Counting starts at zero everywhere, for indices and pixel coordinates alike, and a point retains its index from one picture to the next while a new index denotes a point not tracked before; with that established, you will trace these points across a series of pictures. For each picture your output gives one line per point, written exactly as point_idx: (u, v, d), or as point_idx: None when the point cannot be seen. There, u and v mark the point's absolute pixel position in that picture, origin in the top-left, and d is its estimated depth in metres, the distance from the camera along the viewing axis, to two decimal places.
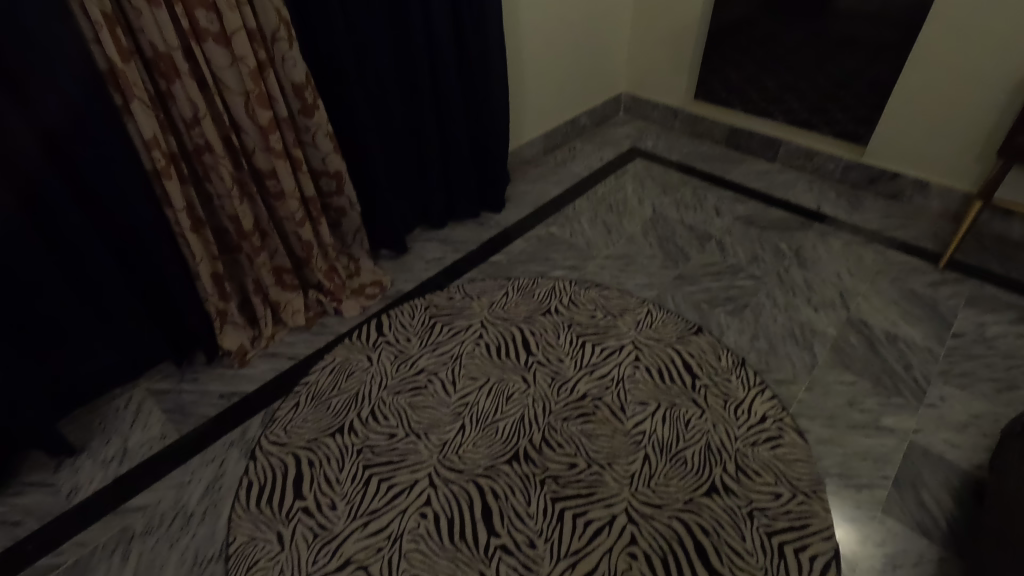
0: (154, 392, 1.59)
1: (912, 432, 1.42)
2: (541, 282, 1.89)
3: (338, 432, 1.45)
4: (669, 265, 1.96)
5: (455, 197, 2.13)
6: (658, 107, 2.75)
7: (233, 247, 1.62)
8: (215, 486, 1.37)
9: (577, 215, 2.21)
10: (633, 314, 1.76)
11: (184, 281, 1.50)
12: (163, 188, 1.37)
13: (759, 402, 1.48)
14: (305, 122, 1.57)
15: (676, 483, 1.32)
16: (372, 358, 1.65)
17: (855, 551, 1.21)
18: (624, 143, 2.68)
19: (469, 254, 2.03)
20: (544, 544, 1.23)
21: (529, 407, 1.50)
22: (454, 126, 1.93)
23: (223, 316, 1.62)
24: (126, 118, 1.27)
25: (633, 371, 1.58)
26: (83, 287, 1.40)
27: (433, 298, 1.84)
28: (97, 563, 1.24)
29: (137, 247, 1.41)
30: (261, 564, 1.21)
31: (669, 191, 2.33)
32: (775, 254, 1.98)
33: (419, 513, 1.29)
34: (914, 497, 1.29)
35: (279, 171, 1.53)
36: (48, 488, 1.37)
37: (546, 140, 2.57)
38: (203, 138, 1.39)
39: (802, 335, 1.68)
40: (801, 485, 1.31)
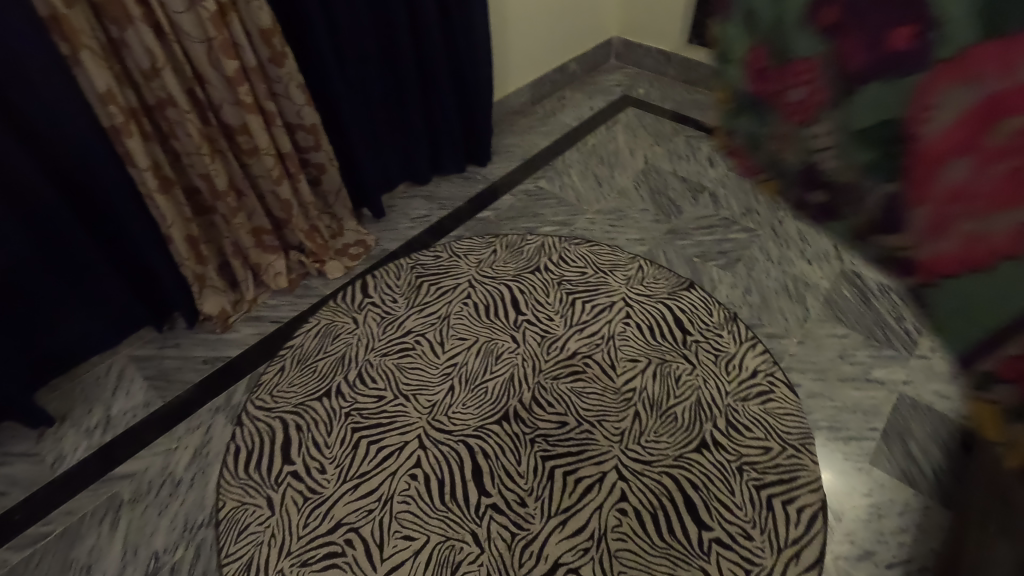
0: (136, 358, 1.56)
1: (901, 384, 1.41)
2: (529, 239, 1.84)
3: (326, 396, 1.43)
4: (661, 219, 1.91)
5: (441, 150, 2.05)
6: (650, 53, 2.63)
7: (207, 208, 1.55)
8: (202, 452, 1.35)
9: (566, 168, 2.14)
10: (624, 269, 1.72)
11: (157, 244, 1.44)
12: (125, 147, 1.29)
13: (750, 357, 1.47)
14: (275, 71, 1.48)
15: (666, 440, 1.32)
16: (358, 320, 1.61)
17: (842, 501, 1.22)
18: (615, 90, 2.57)
19: (456, 211, 1.97)
20: (534, 502, 1.23)
21: (518, 367, 1.48)
22: (435, 74, 1.83)
23: (201, 279, 1.57)
24: (76, 70, 1.18)
25: (623, 327, 1.56)
26: (52, 250, 1.34)
27: (420, 257, 1.79)
28: (86, 531, 1.23)
29: (104, 208, 1.35)
30: (251, 529, 1.21)
31: (661, 141, 2.25)
32: (769, 206, 1.93)
33: (409, 474, 1.28)
34: (902, 448, 1.30)
35: (250, 127, 1.45)
36: (32, 458, 1.36)
37: (534, 89, 2.46)
38: (164, 90, 1.30)
39: (795, 288, 1.65)
40: (791, 439, 1.31)
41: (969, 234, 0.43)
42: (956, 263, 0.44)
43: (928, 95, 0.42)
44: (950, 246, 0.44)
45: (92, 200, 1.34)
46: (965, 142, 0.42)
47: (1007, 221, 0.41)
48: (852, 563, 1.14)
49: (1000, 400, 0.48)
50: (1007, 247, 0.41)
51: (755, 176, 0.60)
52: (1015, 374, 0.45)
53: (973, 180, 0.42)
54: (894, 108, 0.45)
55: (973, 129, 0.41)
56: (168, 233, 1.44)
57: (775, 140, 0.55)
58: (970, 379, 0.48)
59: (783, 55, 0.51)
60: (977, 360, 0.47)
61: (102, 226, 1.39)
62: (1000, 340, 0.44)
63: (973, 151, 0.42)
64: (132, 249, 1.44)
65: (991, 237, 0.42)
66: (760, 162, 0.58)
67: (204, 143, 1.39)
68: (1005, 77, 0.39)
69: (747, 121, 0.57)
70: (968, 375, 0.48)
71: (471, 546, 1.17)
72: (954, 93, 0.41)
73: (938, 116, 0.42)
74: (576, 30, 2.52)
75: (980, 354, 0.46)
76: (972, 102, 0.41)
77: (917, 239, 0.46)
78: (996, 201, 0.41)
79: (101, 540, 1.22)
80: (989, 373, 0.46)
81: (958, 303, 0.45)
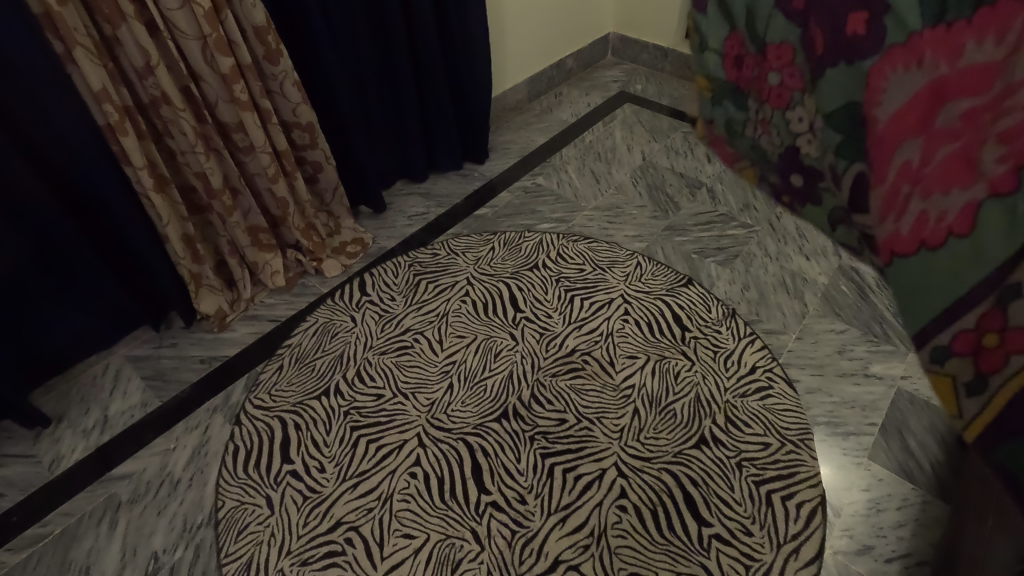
0: (132, 358, 1.55)
1: (899, 378, 1.42)
2: (527, 236, 1.83)
3: (324, 394, 1.43)
4: (659, 215, 1.91)
5: (438, 147, 2.04)
6: (647, 49, 2.63)
7: (203, 207, 1.55)
8: (200, 452, 1.35)
9: (564, 165, 2.13)
10: (622, 266, 1.72)
11: (153, 243, 1.43)
12: (119, 145, 1.28)
13: (749, 353, 1.47)
14: (270, 69, 1.46)
15: (665, 436, 1.32)
16: (356, 318, 1.61)
17: (841, 497, 1.23)
18: (612, 86, 2.56)
19: (453, 208, 1.97)
20: (534, 500, 1.23)
21: (517, 364, 1.48)
22: (432, 71, 1.82)
23: (198, 279, 1.56)
24: (69, 67, 1.18)
25: (622, 324, 1.56)
26: (46, 250, 1.33)
27: (417, 254, 1.79)
28: (84, 532, 1.23)
29: (98, 206, 1.34)
30: (251, 528, 1.21)
31: (659, 137, 2.24)
32: (767, 201, 1.93)
33: (408, 472, 1.28)
34: (900, 443, 1.30)
35: (245, 125, 1.44)
36: (29, 460, 1.35)
37: (531, 86, 2.46)
38: (158, 89, 1.29)
39: (793, 284, 1.65)
40: (790, 435, 1.31)
41: (920, 212, 0.52)
42: (909, 242, 0.53)
43: (881, 81, 0.56)
44: (905, 224, 0.53)
45: (86, 199, 1.33)
46: (917, 125, 0.53)
47: (954, 199, 0.50)
48: (851, 557, 1.15)
49: (957, 374, 0.50)
50: (956, 225, 0.49)
51: (732, 162, 0.91)
52: (971, 348, 0.49)
53: (922, 159, 0.52)
54: (855, 94, 0.59)
55: (920, 114, 0.53)
56: (164, 233, 1.43)
57: (756, 128, 0.82)
58: (928, 354, 0.53)
59: (763, 52, 0.73)
60: (931, 335, 0.52)
61: (97, 225, 1.38)
62: (963, 309, 0.48)
63: (923, 133, 0.52)
64: (127, 248, 1.43)
65: (937, 216, 0.51)
66: (739, 150, 0.87)
67: (199, 141, 1.38)
68: (945, 68, 0.51)
69: (726, 116, 0.85)
70: (926, 352, 0.53)
71: (472, 544, 1.17)
72: (902, 79, 0.54)
73: (889, 100, 0.55)
74: (573, 25, 2.51)
75: (937, 329, 0.51)
76: (917, 89, 0.53)
77: (880, 214, 0.56)
78: (943, 180, 0.51)
79: (99, 541, 1.22)
80: (944, 348, 0.51)
81: (914, 275, 0.53)
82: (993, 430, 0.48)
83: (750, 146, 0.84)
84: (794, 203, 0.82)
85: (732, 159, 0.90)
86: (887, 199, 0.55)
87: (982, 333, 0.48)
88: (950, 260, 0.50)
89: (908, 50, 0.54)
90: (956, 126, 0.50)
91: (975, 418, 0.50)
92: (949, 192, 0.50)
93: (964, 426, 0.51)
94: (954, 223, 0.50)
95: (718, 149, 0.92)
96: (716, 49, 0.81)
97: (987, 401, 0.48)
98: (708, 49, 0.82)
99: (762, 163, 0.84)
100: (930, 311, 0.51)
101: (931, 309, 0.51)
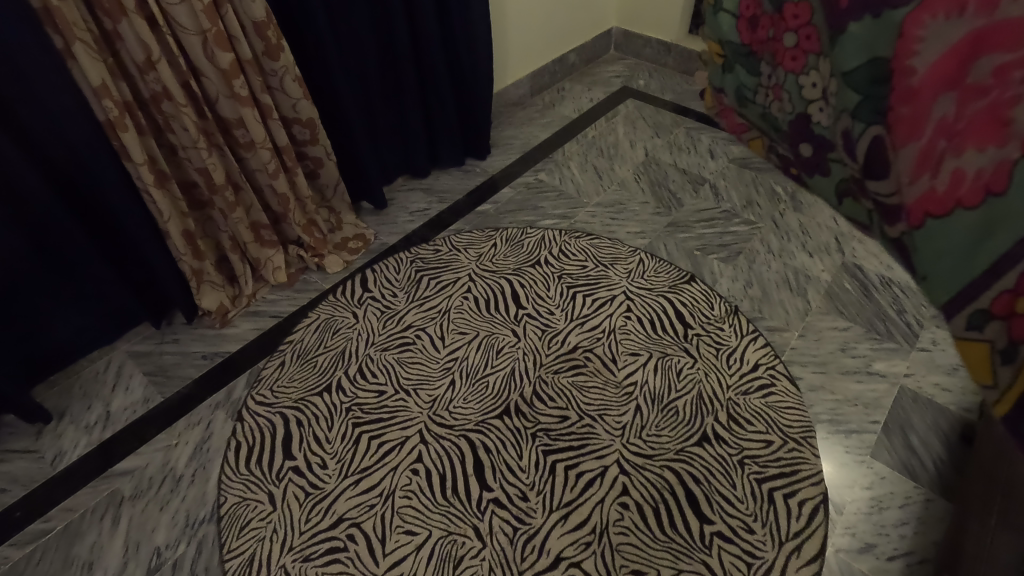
0: (135, 354, 1.55)
1: (902, 376, 1.41)
2: (529, 232, 1.83)
3: (326, 391, 1.43)
4: (661, 212, 1.90)
5: (439, 143, 2.03)
6: (650, 44, 2.61)
7: (204, 202, 1.54)
8: (202, 448, 1.35)
9: (566, 160, 2.13)
10: (625, 263, 1.72)
11: (154, 239, 1.43)
12: (119, 141, 1.28)
13: (751, 350, 1.47)
14: (271, 64, 1.46)
15: (667, 433, 1.32)
16: (357, 314, 1.60)
17: (843, 495, 1.23)
18: (614, 82, 2.55)
19: (455, 204, 1.96)
20: (535, 496, 1.23)
21: (519, 361, 1.48)
22: (433, 66, 1.82)
23: (199, 275, 1.56)
24: (69, 63, 1.17)
25: (624, 321, 1.56)
26: (47, 246, 1.33)
27: (419, 251, 1.78)
28: (87, 528, 1.23)
29: (98, 201, 1.34)
30: (253, 524, 1.21)
31: (662, 132, 2.23)
32: (770, 197, 1.92)
33: (410, 469, 1.28)
34: (903, 441, 1.30)
35: (246, 120, 1.43)
36: (31, 455, 1.35)
37: (533, 81, 2.44)
38: (159, 84, 1.28)
39: (796, 281, 1.64)
40: (792, 432, 1.31)
41: (955, 169, 0.47)
42: (945, 200, 0.48)
43: (916, 32, 0.49)
44: (940, 182, 0.48)
45: (87, 194, 1.32)
46: (950, 79, 0.47)
47: (988, 156, 0.45)
48: (853, 555, 1.15)
49: (993, 340, 0.47)
50: (993, 182, 0.45)
51: (742, 133, 0.81)
52: (1006, 311, 0.45)
53: (957, 113, 0.47)
54: (882, 49, 0.52)
55: (956, 68, 0.47)
56: (165, 229, 1.43)
57: (767, 95, 0.72)
58: (962, 322, 0.49)
59: (778, 11, 0.65)
60: (965, 299, 0.48)
61: (98, 221, 1.38)
62: (992, 276, 0.45)
63: (957, 87, 0.47)
64: (128, 244, 1.43)
65: (974, 172, 0.46)
66: (749, 119, 0.78)
67: (200, 137, 1.37)
68: (984, 18, 0.45)
69: (737, 82, 0.77)
70: (960, 316, 0.49)
71: (473, 541, 1.17)
72: (941, 30, 0.48)
73: (925, 51, 0.49)
74: (575, 20, 2.50)
75: (972, 292, 0.47)
76: (956, 40, 0.47)
77: (906, 175, 0.51)
78: (975, 135, 0.46)
79: (102, 536, 1.22)
80: (982, 310, 0.47)
81: (948, 237, 0.48)
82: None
83: (761, 113, 0.74)
84: (801, 174, 0.71)
85: (741, 130, 0.81)
86: (918, 159, 0.50)
87: (1016, 296, 0.44)
88: (981, 219, 0.46)
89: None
90: (989, 81, 0.45)
91: (1007, 389, 0.47)
92: (983, 149, 0.45)
93: (995, 399, 0.48)
94: (990, 181, 0.45)
95: (727, 120, 0.83)
96: (732, 10, 0.72)
97: (1021, 368, 0.45)
98: (723, 9, 0.73)
99: (773, 133, 0.74)
100: (958, 276, 0.48)
101: (959, 273, 0.48)
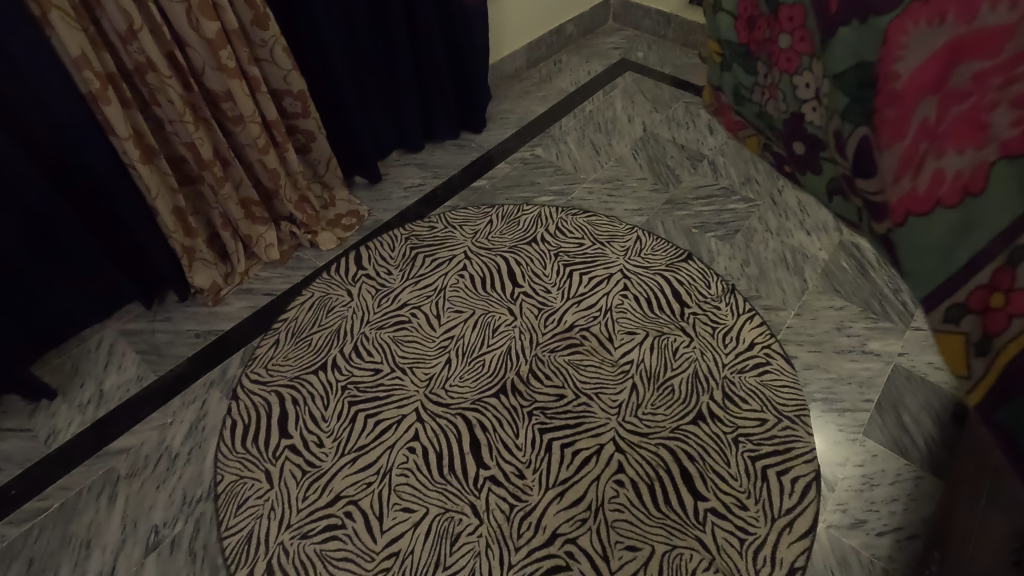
0: (127, 332, 1.54)
1: (897, 355, 1.42)
2: (525, 209, 1.81)
3: (320, 369, 1.42)
4: (659, 188, 1.88)
5: (433, 117, 1.99)
6: (650, 14, 2.54)
7: (194, 178, 1.51)
8: (198, 426, 1.35)
9: (563, 135, 2.09)
10: (622, 240, 1.70)
11: (142, 216, 1.40)
12: (103, 114, 1.24)
13: (747, 329, 1.47)
14: (258, 34, 1.41)
15: (663, 412, 1.33)
16: (351, 293, 1.59)
17: (835, 471, 1.24)
18: (613, 54, 2.48)
19: (450, 179, 1.93)
20: (532, 474, 1.24)
21: (516, 340, 1.47)
22: (428, 36, 1.77)
23: (190, 252, 1.53)
24: (49, 32, 1.13)
25: (621, 300, 1.55)
26: (33, 224, 1.29)
27: (414, 228, 1.76)
28: (83, 507, 1.23)
29: (85, 177, 1.31)
30: (250, 502, 1.21)
31: (660, 107, 2.19)
32: (769, 174, 1.90)
33: (407, 447, 1.28)
34: (895, 420, 1.31)
35: (234, 93, 1.39)
36: (25, 434, 1.35)
37: (530, 53, 2.39)
38: (142, 54, 1.24)
39: (793, 260, 1.64)
40: (787, 411, 1.32)
41: (935, 171, 0.45)
42: (925, 200, 0.46)
43: (899, 37, 0.46)
44: (920, 183, 0.46)
45: (73, 170, 1.29)
46: (933, 83, 0.45)
47: (967, 159, 0.43)
48: (843, 531, 1.17)
49: (969, 333, 0.45)
50: (970, 183, 0.43)
51: (739, 131, 0.79)
52: (983, 306, 0.43)
53: (937, 117, 0.45)
54: (868, 53, 0.48)
55: (938, 71, 0.44)
56: (154, 205, 1.40)
57: (763, 94, 0.70)
58: (939, 316, 0.47)
59: (775, 13, 0.61)
60: (940, 295, 0.46)
61: (84, 198, 1.35)
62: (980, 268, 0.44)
63: (938, 91, 0.45)
64: (117, 221, 1.41)
65: (953, 173, 0.44)
66: (745, 118, 0.76)
67: (186, 111, 1.34)
68: (965, 25, 0.43)
69: (733, 81, 0.75)
70: (936, 310, 0.47)
71: (470, 517, 1.18)
72: (922, 36, 0.45)
73: (909, 56, 0.46)
74: None
75: (951, 285, 0.45)
76: (937, 46, 0.44)
77: (888, 176, 0.48)
78: (956, 139, 0.44)
79: (99, 514, 1.22)
80: (959, 305, 0.45)
81: (929, 237, 0.46)
82: (994, 399, 0.43)
83: (757, 113, 0.73)
84: (793, 170, 0.70)
85: (738, 128, 0.79)
86: (900, 160, 0.47)
87: (992, 291, 0.42)
88: (960, 219, 0.44)
89: (930, 5, 0.44)
90: (968, 87, 0.43)
91: (979, 382, 0.45)
92: (962, 151, 0.44)
93: (968, 392, 0.46)
94: (969, 181, 0.43)
95: (726, 118, 0.81)
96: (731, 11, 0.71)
97: (991, 362, 0.43)
98: (720, 10, 0.72)
99: (767, 132, 0.72)
100: (936, 273, 0.46)
101: (936, 269, 0.46)
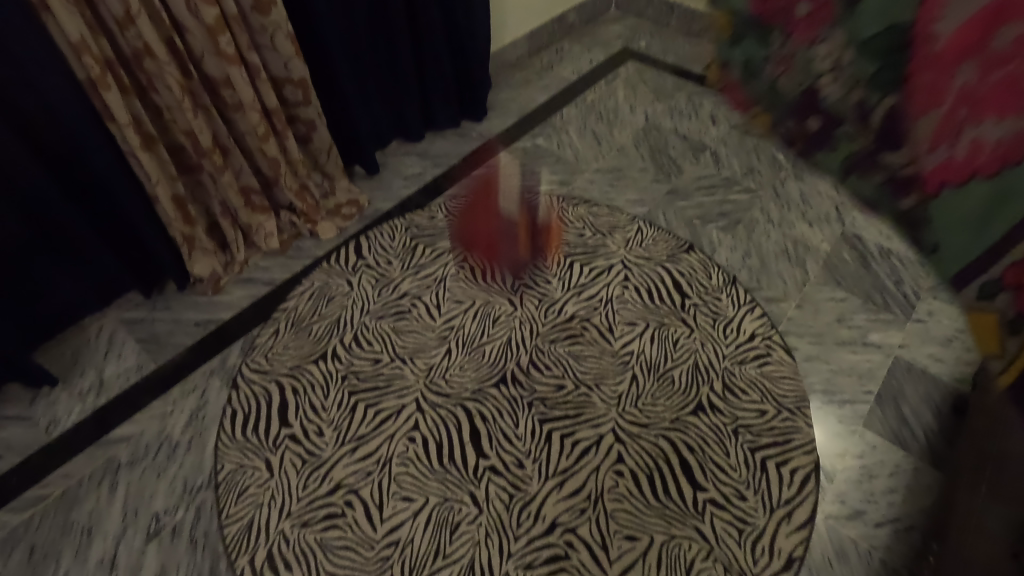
0: (127, 321, 1.53)
1: (897, 347, 1.42)
2: (526, 199, 1.80)
3: (321, 358, 1.42)
4: (660, 179, 1.87)
5: (434, 105, 1.97)
6: (653, 3, 2.52)
7: (193, 166, 1.50)
8: (198, 415, 1.35)
9: (564, 125, 2.08)
10: (623, 231, 1.69)
11: (141, 204, 1.39)
12: (102, 100, 1.23)
13: (748, 320, 1.47)
14: (258, 20, 1.39)
15: (663, 402, 1.33)
16: (352, 282, 1.58)
17: (834, 462, 1.25)
18: (615, 43, 2.46)
19: (451, 169, 1.92)
20: (532, 464, 1.24)
21: (516, 330, 1.47)
22: (428, 24, 1.75)
23: (189, 241, 1.53)
24: (46, 17, 1.11)
25: (621, 291, 1.54)
26: (31, 212, 1.29)
27: (414, 217, 1.75)
28: (85, 494, 1.24)
29: (84, 165, 1.30)
30: (251, 491, 1.21)
31: (662, 97, 2.17)
32: (771, 165, 1.89)
33: (407, 437, 1.29)
34: (895, 411, 1.31)
35: (234, 80, 1.38)
36: (25, 422, 1.35)
37: (531, 41, 2.36)
38: (141, 40, 1.22)
39: (795, 251, 1.63)
40: (787, 402, 1.32)
41: (973, 139, 0.47)
42: (962, 170, 0.48)
43: None
44: (958, 151, 0.48)
45: (72, 158, 1.29)
46: (973, 47, 0.45)
47: (1007, 128, 0.45)
48: (842, 521, 1.17)
49: (1002, 309, 0.49)
50: (1010, 154, 0.45)
51: (747, 110, 0.69)
52: (1016, 283, 0.47)
53: (977, 82, 0.46)
54: (903, 17, 0.48)
55: (978, 35, 0.45)
56: (153, 194, 1.39)
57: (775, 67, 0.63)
58: (972, 292, 0.50)
59: None
60: (973, 271, 0.50)
61: (83, 186, 1.34)
62: None
63: (978, 56, 0.45)
64: (116, 209, 1.40)
65: (993, 141, 0.45)
66: (752, 96, 0.67)
67: (186, 98, 1.32)
68: None
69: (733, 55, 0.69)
70: (967, 287, 0.50)
71: (470, 507, 1.19)
72: None
73: (949, 17, 0.46)
74: None
75: (983, 263, 0.49)
76: (978, 9, 0.44)
77: (929, 141, 0.50)
78: (996, 107, 0.45)
79: (100, 502, 1.23)
80: (993, 280, 0.48)
81: (965, 211, 0.49)
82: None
83: (768, 89, 0.64)
84: None
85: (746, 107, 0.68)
86: (939, 126, 0.49)
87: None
88: (994, 194, 0.46)
89: None
90: (1009, 51, 0.43)
91: (1014, 356, 0.50)
92: (1002, 119, 0.45)
93: (1003, 362, 0.51)
94: (1009, 151, 0.45)
95: (729, 97, 0.70)
96: None
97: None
98: None
99: (777, 106, 0.64)
100: (968, 249, 0.49)
101: (970, 245, 0.49)
